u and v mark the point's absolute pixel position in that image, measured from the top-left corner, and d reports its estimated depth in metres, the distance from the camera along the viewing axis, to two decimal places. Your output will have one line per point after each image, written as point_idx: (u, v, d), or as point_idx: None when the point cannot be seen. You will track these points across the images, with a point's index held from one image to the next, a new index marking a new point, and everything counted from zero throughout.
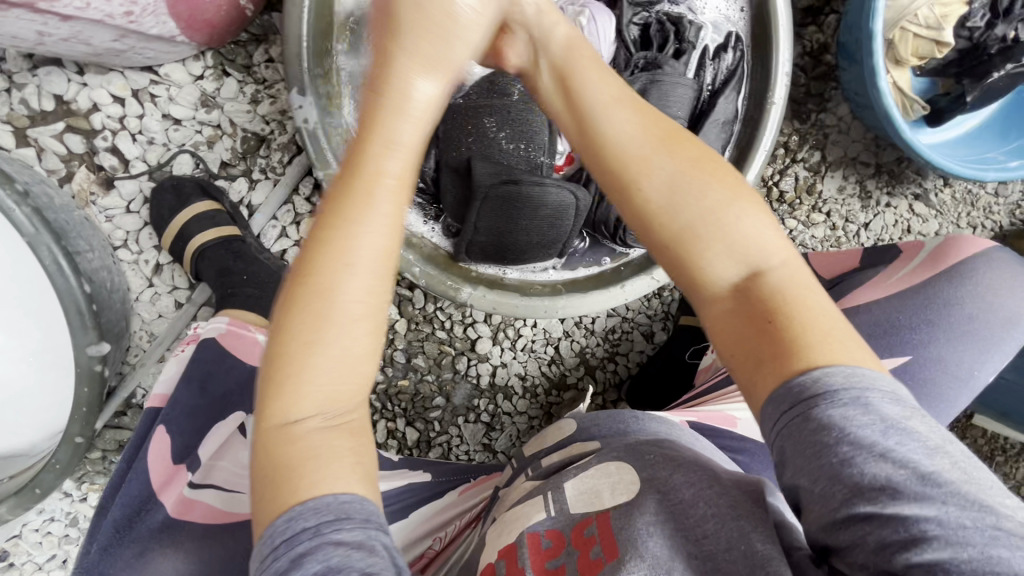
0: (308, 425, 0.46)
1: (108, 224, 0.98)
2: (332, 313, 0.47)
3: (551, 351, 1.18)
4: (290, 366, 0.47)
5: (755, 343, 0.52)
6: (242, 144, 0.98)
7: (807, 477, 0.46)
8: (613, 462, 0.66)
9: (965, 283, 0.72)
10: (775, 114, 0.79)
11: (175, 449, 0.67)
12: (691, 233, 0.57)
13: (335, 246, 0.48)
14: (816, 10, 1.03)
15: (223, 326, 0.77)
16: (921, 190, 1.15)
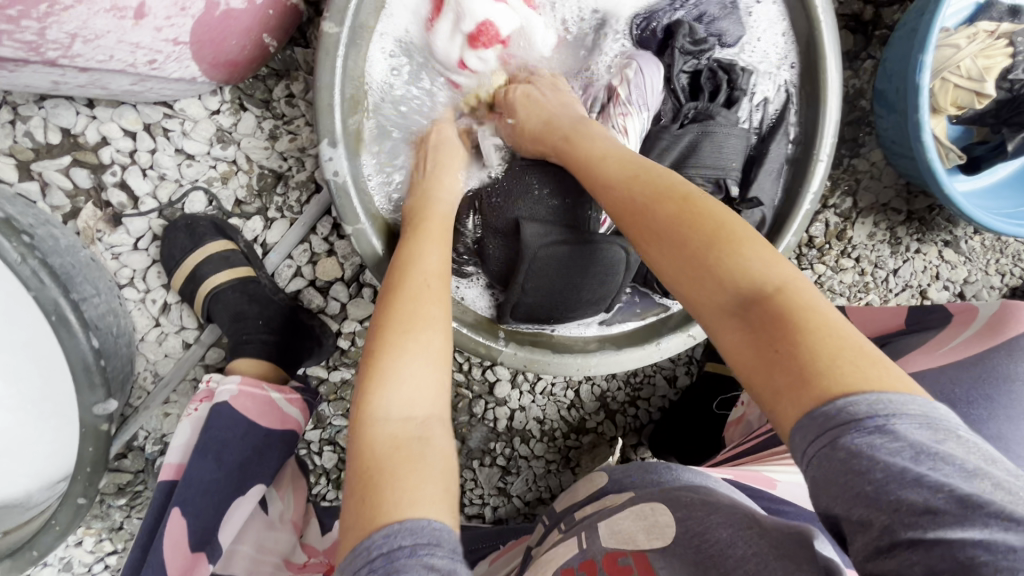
0: (399, 430, 0.52)
1: (114, 261, 0.93)
2: (414, 337, 0.57)
3: (571, 395, 1.14)
4: (383, 377, 0.54)
5: (778, 371, 0.47)
6: (258, 181, 0.93)
7: (848, 505, 0.40)
8: (649, 505, 0.67)
9: (1022, 357, 0.70)
10: (820, 173, 0.75)
11: (193, 534, 0.62)
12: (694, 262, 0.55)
13: (413, 287, 0.60)
14: (853, 56, 1.00)
15: (235, 387, 0.71)
16: (951, 237, 1.13)
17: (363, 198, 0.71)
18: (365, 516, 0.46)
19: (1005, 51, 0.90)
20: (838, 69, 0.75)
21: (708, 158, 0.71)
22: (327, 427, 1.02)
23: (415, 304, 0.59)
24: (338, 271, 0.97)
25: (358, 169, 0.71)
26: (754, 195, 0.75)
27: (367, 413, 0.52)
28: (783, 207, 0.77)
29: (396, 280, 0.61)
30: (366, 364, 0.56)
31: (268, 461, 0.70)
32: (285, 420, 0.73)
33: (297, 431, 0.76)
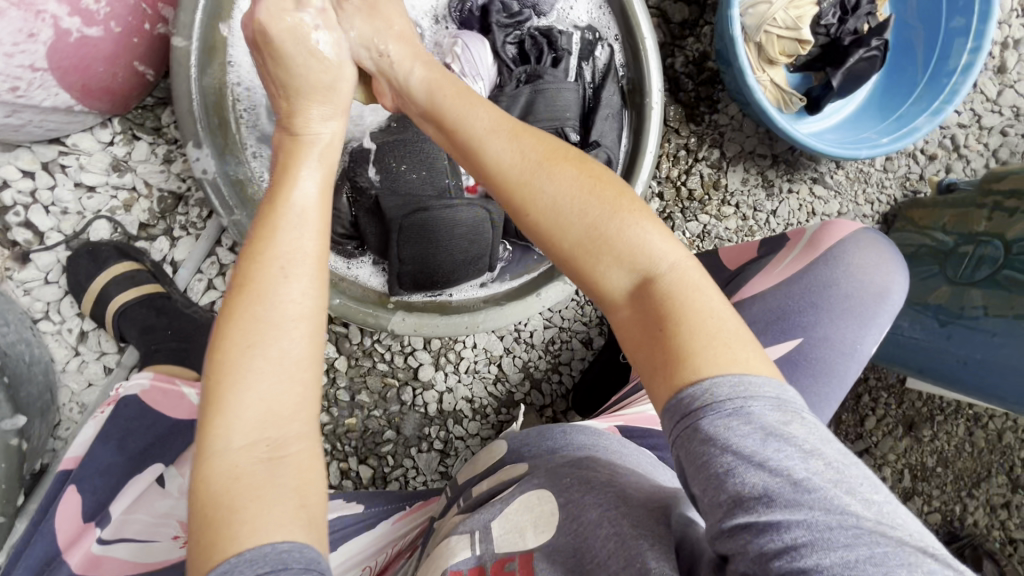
0: (244, 458, 0.48)
1: (27, 297, 0.97)
2: (261, 347, 0.51)
3: (495, 370, 1.20)
4: (225, 397, 0.49)
5: (649, 346, 0.52)
6: (159, 204, 0.99)
7: (703, 485, 0.44)
8: (534, 492, 0.60)
9: (839, 265, 0.79)
10: (656, 118, 0.87)
11: (87, 507, 0.68)
12: (580, 250, 0.57)
13: (265, 291, 0.54)
14: (691, 23, 1.12)
15: (148, 381, 0.78)
16: (818, 174, 1.23)
17: (237, 194, 0.77)
18: (200, 555, 0.44)
19: (810, 1, 1.03)
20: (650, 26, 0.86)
21: (544, 112, 0.82)
22: None
23: (268, 313, 0.53)
24: None
25: (231, 168, 0.78)
26: (594, 139, 0.86)
27: (210, 441, 0.48)
28: (632, 145, 0.89)
29: (246, 280, 0.54)
30: (213, 374, 0.50)
31: (171, 447, 0.74)
32: (194, 411, 0.79)
33: None
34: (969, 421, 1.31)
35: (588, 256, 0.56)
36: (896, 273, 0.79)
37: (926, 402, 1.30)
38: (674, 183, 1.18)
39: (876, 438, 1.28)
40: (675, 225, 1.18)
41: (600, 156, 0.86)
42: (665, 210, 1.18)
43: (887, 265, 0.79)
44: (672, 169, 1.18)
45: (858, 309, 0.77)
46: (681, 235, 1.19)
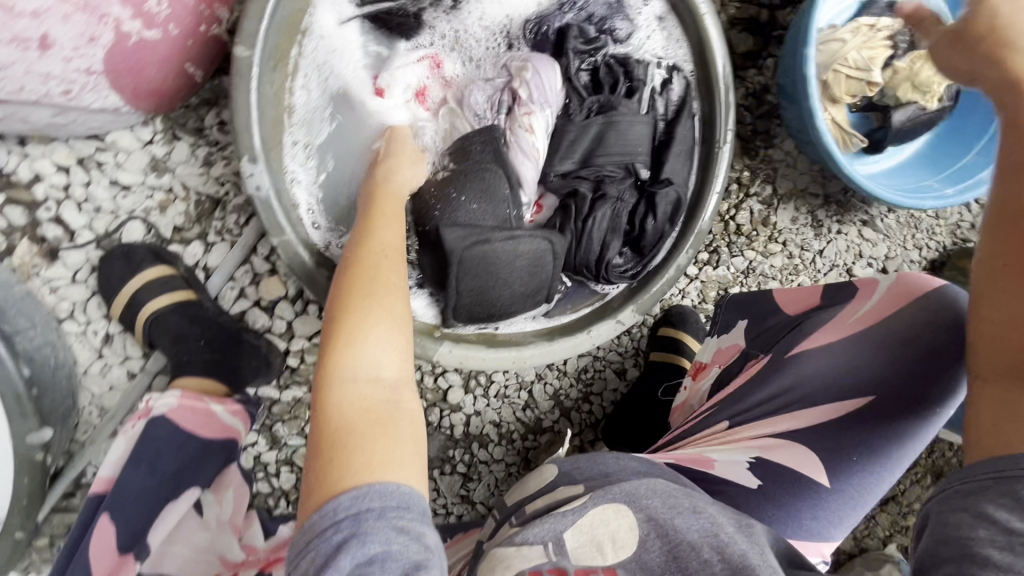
0: (366, 394, 0.54)
1: (52, 296, 0.93)
2: (375, 305, 0.59)
3: (524, 396, 1.17)
4: (345, 339, 0.56)
5: (1020, 406, 0.52)
6: (195, 208, 0.95)
7: (944, 513, 0.51)
8: (609, 506, 0.64)
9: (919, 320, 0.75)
10: (726, 159, 0.84)
11: (122, 538, 0.66)
12: (1017, 321, 0.55)
13: (390, 265, 0.64)
14: (754, 54, 1.08)
15: (174, 401, 0.73)
16: (868, 216, 1.20)
17: (287, 211, 0.74)
18: (325, 477, 0.48)
19: (885, 43, 0.99)
20: (729, 64, 0.83)
21: (614, 146, 0.81)
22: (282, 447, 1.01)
23: (386, 281, 0.62)
24: (282, 290, 0.99)
25: (282, 184, 0.75)
26: (665, 176, 0.84)
27: (334, 374, 0.54)
28: (700, 185, 0.86)
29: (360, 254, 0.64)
30: (337, 324, 0.58)
31: (204, 469, 0.73)
32: (225, 429, 0.75)
33: (238, 441, 0.77)
34: None
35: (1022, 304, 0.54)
36: None
37: (958, 454, 1.27)
38: (723, 218, 1.14)
39: (905, 488, 1.25)
40: (720, 260, 1.15)
41: (668, 195, 0.84)
42: (711, 244, 1.15)
43: None
44: (722, 202, 1.14)
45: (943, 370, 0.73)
46: (725, 270, 1.16)
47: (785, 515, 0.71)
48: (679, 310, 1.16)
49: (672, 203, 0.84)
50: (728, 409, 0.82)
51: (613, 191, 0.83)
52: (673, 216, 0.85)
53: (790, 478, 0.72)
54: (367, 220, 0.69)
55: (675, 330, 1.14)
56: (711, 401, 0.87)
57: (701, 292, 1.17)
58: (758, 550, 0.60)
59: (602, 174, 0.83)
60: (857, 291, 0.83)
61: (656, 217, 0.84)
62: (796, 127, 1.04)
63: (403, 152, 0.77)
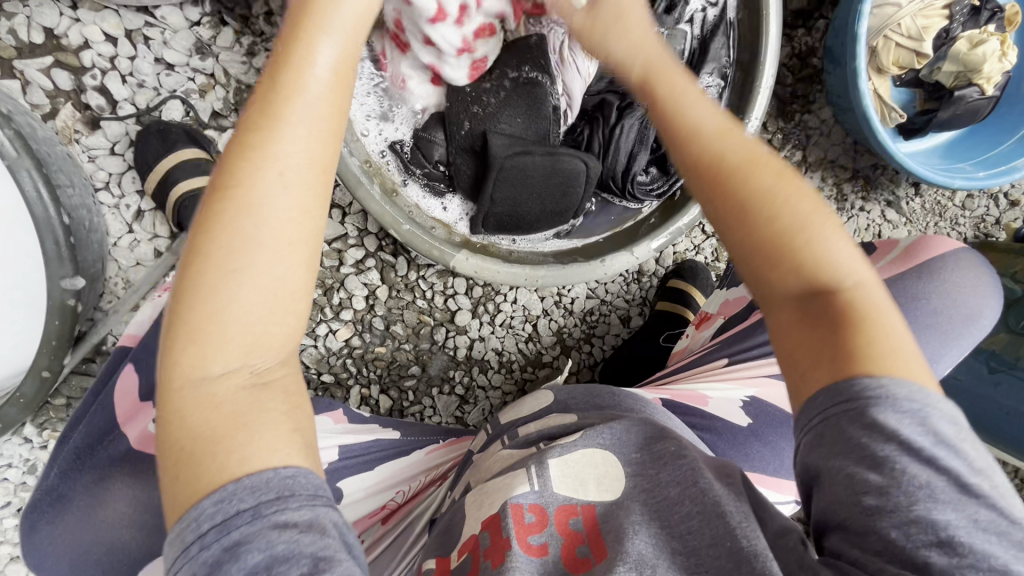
0: (212, 414, 0.43)
1: (90, 164, 0.97)
2: (210, 354, 0.44)
3: (529, 329, 1.20)
4: (177, 366, 0.44)
5: (821, 345, 0.50)
6: (234, 95, 0.97)
7: (837, 460, 0.47)
8: (597, 449, 0.65)
9: (933, 280, 0.78)
10: (767, 70, 0.87)
11: (142, 387, 0.69)
12: (759, 236, 0.53)
13: (220, 301, 0.44)
14: (807, 13, 1.06)
15: None
16: (894, 198, 1.19)
17: None
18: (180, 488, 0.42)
19: (942, 13, 0.97)
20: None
21: None
22: (316, 337, 1.12)
23: (232, 324, 0.44)
24: None
25: None
26: None
27: (183, 385, 0.44)
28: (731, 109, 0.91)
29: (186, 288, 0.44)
30: (174, 317, 0.44)
31: None
32: None
33: None
34: None
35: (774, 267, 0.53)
36: (991, 299, 0.78)
37: None
38: None
39: None
40: None
41: None
42: None
43: (985, 290, 0.78)
44: None
45: (943, 326, 0.76)
46: None
47: (769, 453, 0.78)
48: (692, 264, 1.19)
49: None
50: (728, 347, 0.88)
51: (641, 103, 0.88)
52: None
53: (781, 420, 0.79)
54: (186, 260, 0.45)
55: (685, 283, 1.17)
56: (716, 340, 0.92)
57: (715, 250, 1.21)
58: (734, 497, 0.57)
59: (630, 88, 0.88)
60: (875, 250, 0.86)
61: None
62: (834, 87, 1.03)
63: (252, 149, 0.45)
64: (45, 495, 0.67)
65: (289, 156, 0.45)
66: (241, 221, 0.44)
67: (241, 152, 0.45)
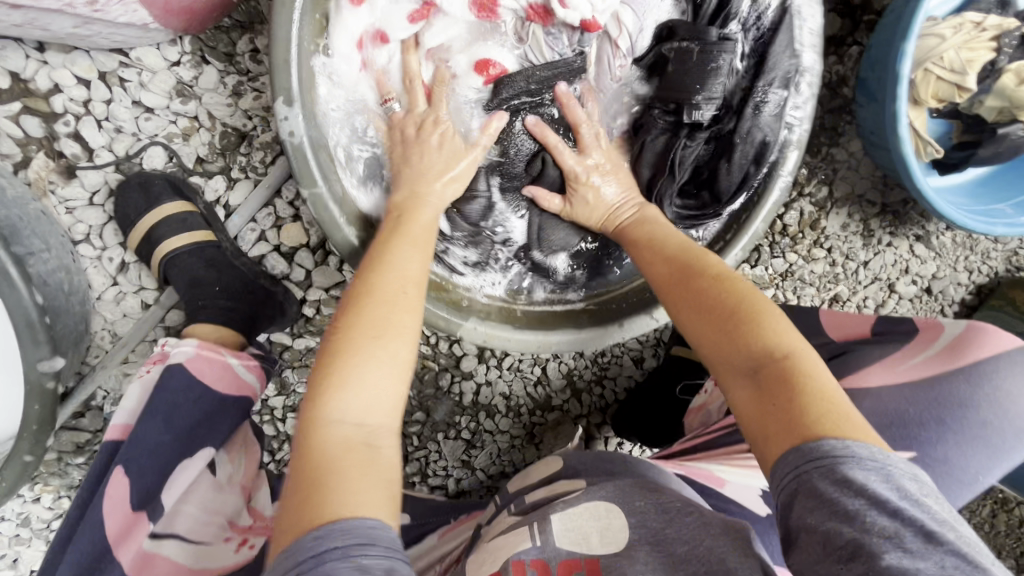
0: (341, 441, 0.55)
1: (68, 216, 0.90)
2: (337, 406, 0.57)
3: (538, 372, 1.15)
4: (320, 406, 0.57)
5: (782, 400, 0.57)
6: (221, 140, 0.90)
7: (814, 518, 0.51)
8: (601, 503, 0.68)
9: (985, 386, 0.80)
10: (807, 108, 0.80)
11: (135, 496, 0.66)
12: (713, 327, 0.65)
13: (348, 371, 0.58)
14: (839, 40, 0.98)
15: (192, 350, 0.75)
16: (923, 232, 1.13)
17: (320, 160, 0.69)
18: (301, 515, 0.51)
19: (988, 45, 0.90)
20: (820, 10, 0.80)
21: (675, 83, 0.81)
22: (290, 394, 1.07)
23: (353, 391, 0.58)
24: (303, 237, 0.96)
25: (317, 131, 0.70)
26: (746, 116, 0.82)
27: (321, 416, 0.56)
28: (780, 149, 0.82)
29: (333, 352, 0.60)
30: (312, 396, 0.57)
31: (217, 427, 0.73)
32: (240, 386, 0.77)
33: (252, 398, 0.79)
34: (996, 502, 1.37)
35: (734, 334, 0.63)
36: None
37: None
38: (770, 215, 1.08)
39: None
40: (759, 259, 1.10)
41: (754, 138, 0.82)
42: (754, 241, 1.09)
43: None
44: None
45: (990, 438, 0.79)
46: (764, 270, 1.10)
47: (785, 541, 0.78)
48: None
49: (756, 146, 0.82)
50: None
51: (676, 126, 0.84)
52: (759, 159, 0.82)
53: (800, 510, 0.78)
54: (335, 335, 0.62)
55: None
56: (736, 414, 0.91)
57: None
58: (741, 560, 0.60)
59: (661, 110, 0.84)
60: (922, 332, 0.87)
61: (735, 160, 0.83)
62: (867, 121, 0.96)
63: (388, 262, 0.67)
64: None
65: (408, 290, 0.66)
66: (379, 324, 0.62)
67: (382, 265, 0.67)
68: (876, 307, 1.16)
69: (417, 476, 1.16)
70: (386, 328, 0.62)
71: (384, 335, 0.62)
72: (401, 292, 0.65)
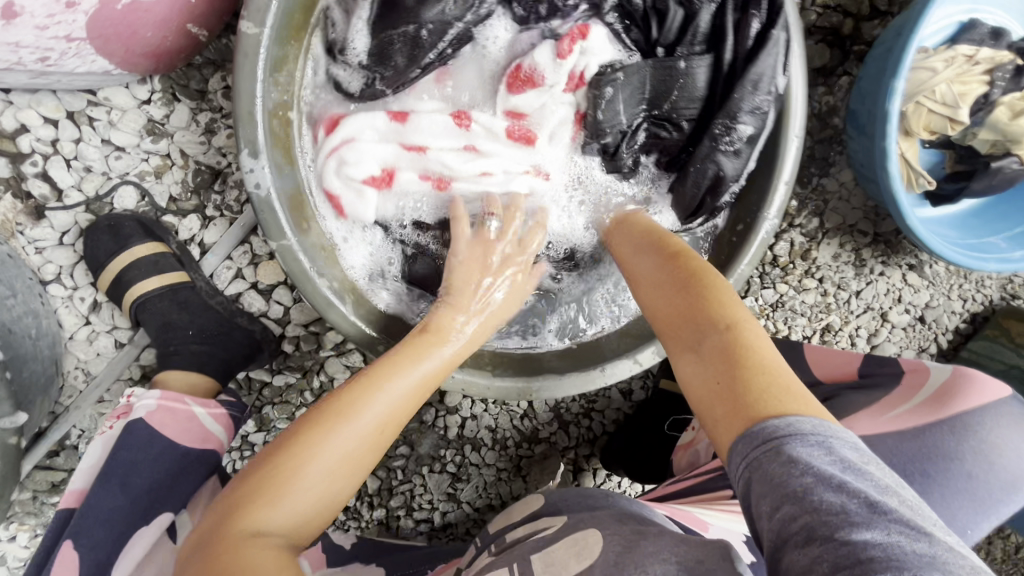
0: (270, 540, 0.52)
1: (38, 257, 0.88)
2: (302, 470, 0.55)
3: (524, 405, 1.13)
4: (280, 472, 0.55)
5: (730, 381, 0.55)
6: (194, 178, 0.88)
7: (768, 503, 0.47)
8: (578, 529, 0.71)
9: (970, 438, 0.78)
10: (792, 147, 0.73)
11: (87, 568, 0.65)
12: (673, 310, 0.64)
13: (312, 443, 0.56)
14: (828, 71, 0.96)
15: (153, 403, 0.75)
16: (916, 261, 1.11)
17: (290, 213, 0.69)
18: None
19: (981, 79, 0.88)
20: (799, 49, 0.71)
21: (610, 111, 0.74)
22: (270, 429, 1.05)
23: (307, 470, 0.55)
24: (280, 275, 0.94)
25: (286, 181, 0.70)
26: (707, 147, 0.74)
27: (253, 516, 0.53)
28: (754, 178, 0.77)
29: (324, 411, 0.59)
30: (275, 466, 0.56)
31: (178, 485, 0.73)
32: (204, 439, 0.77)
33: (218, 450, 0.78)
34: None
35: (691, 316, 0.62)
36: None
37: None
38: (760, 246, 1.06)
39: None
40: (749, 291, 1.07)
41: (708, 170, 0.75)
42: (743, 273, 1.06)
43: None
44: None
45: (976, 492, 0.77)
46: (753, 301, 1.08)
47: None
48: None
49: (711, 178, 0.76)
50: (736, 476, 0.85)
51: (626, 152, 0.78)
52: (715, 191, 0.76)
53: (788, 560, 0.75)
54: (326, 399, 0.60)
55: None
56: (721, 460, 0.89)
57: None
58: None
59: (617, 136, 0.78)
60: (907, 377, 0.86)
61: (689, 187, 0.78)
62: (857, 154, 0.93)
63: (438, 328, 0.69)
64: None
65: (433, 362, 0.65)
66: (396, 385, 0.62)
67: (442, 320, 0.69)
68: (869, 337, 1.14)
69: (403, 510, 1.14)
70: (391, 393, 0.61)
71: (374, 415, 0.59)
72: (430, 345, 0.67)
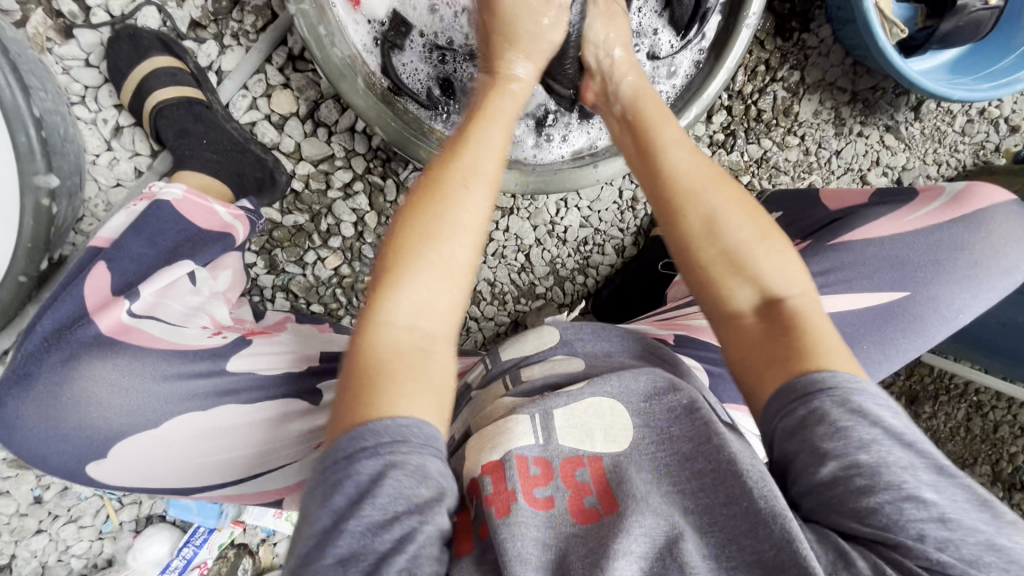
0: (401, 337, 0.55)
1: (65, 75, 0.93)
2: (408, 280, 0.57)
3: (522, 259, 1.17)
4: (393, 293, 0.56)
5: (779, 343, 0.56)
6: (213, 4, 0.94)
7: (835, 443, 0.48)
8: (605, 398, 0.58)
9: (976, 231, 0.81)
10: None
11: (116, 283, 0.69)
12: (730, 252, 0.61)
13: (405, 266, 0.57)
14: None
15: (181, 193, 0.77)
16: (893, 123, 1.17)
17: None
18: (352, 408, 0.51)
19: None
20: None
21: None
22: (280, 273, 1.06)
23: (410, 290, 0.57)
24: (292, 106, 0.99)
25: None
26: None
27: (375, 317, 0.56)
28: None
29: (403, 235, 0.59)
30: (378, 285, 0.57)
31: (201, 250, 0.76)
32: (223, 226, 0.79)
33: (236, 240, 0.80)
34: (971, 406, 1.30)
35: (738, 264, 0.61)
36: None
37: (934, 381, 1.29)
38: (744, 100, 1.12)
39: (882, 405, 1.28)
40: (735, 144, 1.13)
41: None
42: (729, 125, 1.12)
43: None
44: (747, 83, 1.12)
45: (979, 278, 0.79)
46: (739, 156, 1.14)
47: None
48: None
49: None
50: None
51: None
52: None
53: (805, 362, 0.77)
54: (405, 223, 0.60)
55: None
56: None
57: None
58: (751, 455, 0.52)
59: None
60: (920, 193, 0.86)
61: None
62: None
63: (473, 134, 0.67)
64: (10, 373, 0.63)
65: (478, 193, 0.63)
66: (467, 212, 0.61)
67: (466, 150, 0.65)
68: None
69: None
70: (456, 215, 0.60)
71: (453, 234, 0.60)
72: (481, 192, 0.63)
